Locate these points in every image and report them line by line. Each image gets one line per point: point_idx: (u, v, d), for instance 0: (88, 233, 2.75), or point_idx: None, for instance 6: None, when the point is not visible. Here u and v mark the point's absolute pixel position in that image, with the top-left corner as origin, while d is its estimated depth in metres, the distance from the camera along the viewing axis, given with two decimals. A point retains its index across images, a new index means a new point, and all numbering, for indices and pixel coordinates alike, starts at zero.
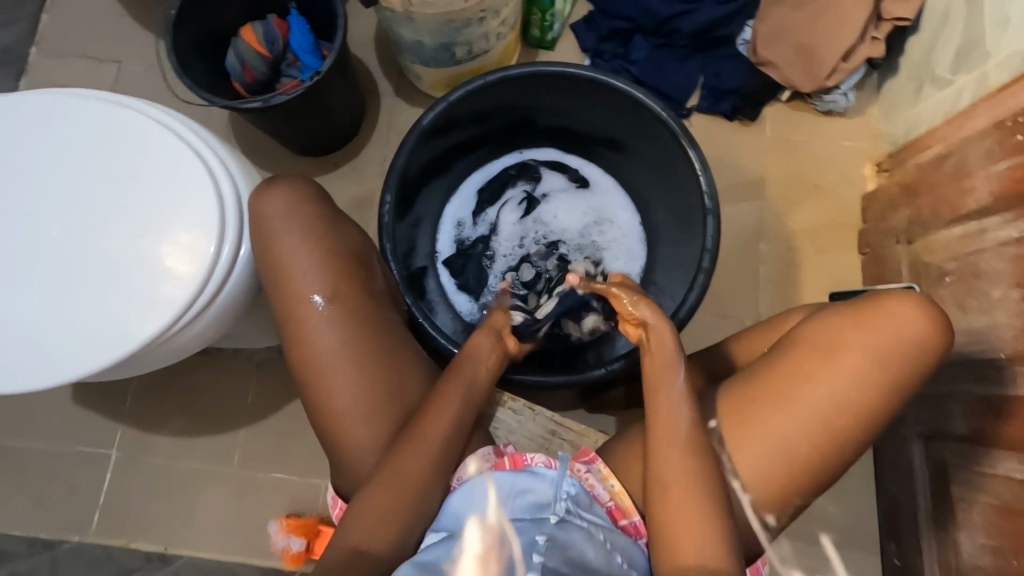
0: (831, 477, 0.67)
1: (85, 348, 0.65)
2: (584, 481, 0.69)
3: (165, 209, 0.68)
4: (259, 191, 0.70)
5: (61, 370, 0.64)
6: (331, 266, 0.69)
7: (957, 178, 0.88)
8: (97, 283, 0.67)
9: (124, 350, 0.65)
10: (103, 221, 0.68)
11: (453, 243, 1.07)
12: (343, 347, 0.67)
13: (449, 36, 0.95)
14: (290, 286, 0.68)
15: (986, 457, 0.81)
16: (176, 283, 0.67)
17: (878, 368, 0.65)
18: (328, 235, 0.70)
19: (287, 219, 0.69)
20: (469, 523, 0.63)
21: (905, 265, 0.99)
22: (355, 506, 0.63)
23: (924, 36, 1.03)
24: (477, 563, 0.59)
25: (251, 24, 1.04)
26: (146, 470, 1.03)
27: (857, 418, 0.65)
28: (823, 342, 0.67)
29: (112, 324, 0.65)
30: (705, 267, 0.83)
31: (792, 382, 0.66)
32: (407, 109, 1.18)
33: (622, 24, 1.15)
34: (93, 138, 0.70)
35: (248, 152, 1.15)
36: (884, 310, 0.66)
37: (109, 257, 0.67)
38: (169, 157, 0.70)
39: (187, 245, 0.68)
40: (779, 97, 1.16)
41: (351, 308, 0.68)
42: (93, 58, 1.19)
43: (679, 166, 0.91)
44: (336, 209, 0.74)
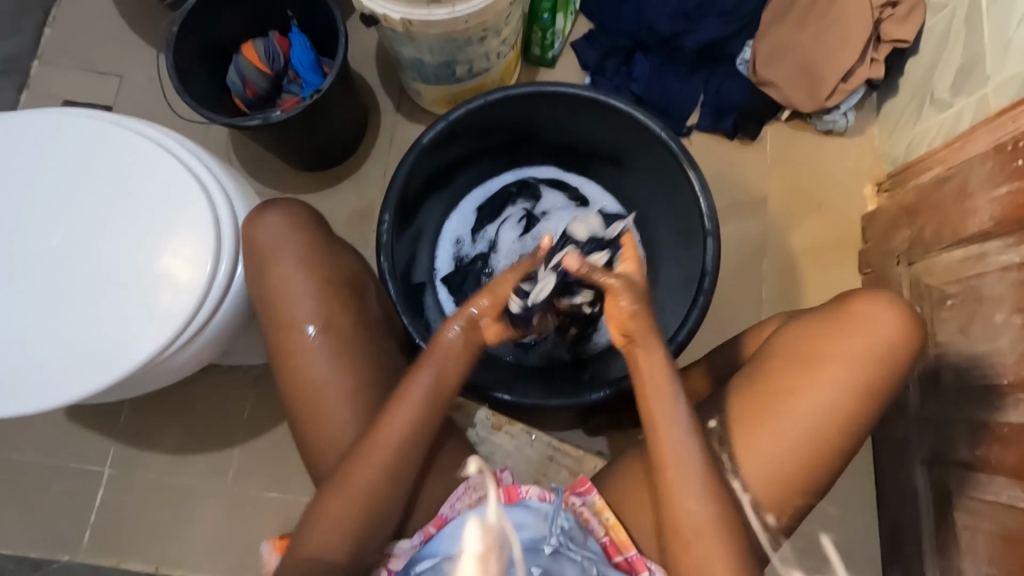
0: (827, 480, 0.68)
1: (74, 373, 0.64)
2: (579, 515, 0.70)
3: (161, 230, 0.68)
4: (254, 216, 0.70)
5: (54, 394, 0.63)
6: (326, 293, 0.69)
7: (958, 201, 0.88)
8: (92, 305, 0.66)
9: (117, 373, 0.64)
10: (100, 242, 0.68)
11: (452, 260, 1.06)
12: (336, 374, 0.67)
13: (449, 55, 0.95)
14: (285, 312, 0.68)
15: (989, 484, 0.79)
16: (171, 305, 0.66)
17: (860, 369, 0.67)
18: (323, 260, 0.70)
19: (278, 243, 0.68)
20: (469, 521, 0.66)
21: (906, 286, 0.98)
22: (315, 515, 0.63)
23: (924, 58, 1.03)
24: (477, 563, 0.63)
25: (253, 40, 1.04)
26: (138, 488, 1.01)
27: (845, 420, 0.67)
28: (804, 347, 0.69)
29: (104, 348, 0.64)
30: (705, 289, 0.82)
31: (778, 388, 0.68)
32: (407, 124, 1.18)
33: (622, 44, 1.15)
34: (89, 159, 0.70)
35: (247, 166, 1.15)
36: (858, 317, 0.69)
37: (105, 278, 0.67)
38: (164, 179, 0.69)
39: (181, 269, 0.67)
40: (779, 116, 1.16)
41: (344, 335, 0.68)
42: (94, 71, 1.19)
43: (681, 188, 0.91)
44: (330, 230, 0.73)
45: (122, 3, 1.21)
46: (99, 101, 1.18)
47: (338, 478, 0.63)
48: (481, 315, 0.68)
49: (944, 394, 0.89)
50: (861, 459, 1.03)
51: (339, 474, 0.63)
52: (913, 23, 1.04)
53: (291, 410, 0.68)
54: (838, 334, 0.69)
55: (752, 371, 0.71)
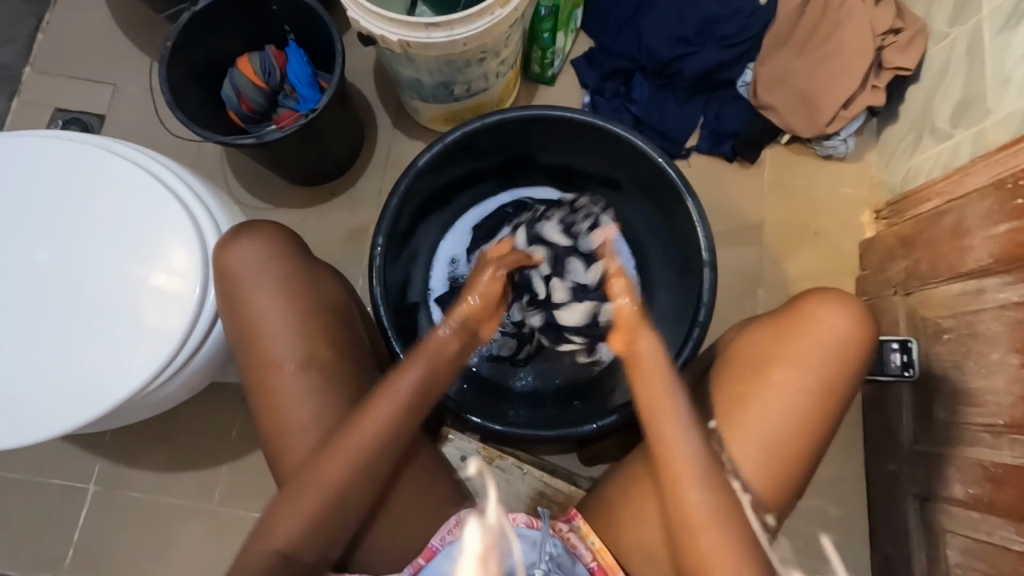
0: (812, 472, 0.70)
1: (60, 405, 0.63)
2: (567, 540, 0.70)
3: (145, 260, 0.67)
4: (223, 244, 0.67)
5: (32, 428, 0.62)
6: (305, 329, 0.67)
7: (956, 235, 0.87)
8: (75, 336, 0.65)
9: (100, 408, 0.63)
10: (81, 270, 0.66)
11: (446, 281, 1.05)
12: (323, 411, 0.66)
13: (447, 76, 0.94)
14: (263, 345, 0.66)
15: (983, 523, 0.78)
16: (155, 338, 0.65)
17: (821, 363, 0.69)
18: (305, 292, 0.68)
19: (259, 272, 0.67)
20: (469, 521, 0.67)
21: (902, 317, 0.98)
22: (274, 518, 0.63)
23: (924, 87, 1.03)
24: (477, 563, 0.64)
25: (249, 54, 1.03)
26: (123, 506, 1.00)
27: (815, 416, 0.69)
28: (765, 352, 0.71)
29: (89, 379, 0.63)
30: (700, 322, 0.82)
31: (749, 396, 0.70)
32: (404, 139, 1.17)
33: (622, 64, 1.14)
34: (75, 184, 0.68)
35: (241, 180, 1.14)
36: (806, 317, 0.71)
37: (87, 309, 0.66)
38: (151, 204, 0.68)
39: (169, 298, 0.66)
40: (779, 140, 1.15)
41: (329, 373, 0.67)
42: (87, 80, 1.17)
43: (680, 219, 0.90)
44: (314, 259, 0.72)
45: (117, 11, 1.20)
46: (92, 110, 1.16)
47: (298, 487, 0.63)
48: (476, 324, 0.71)
49: (938, 429, 0.88)
50: (854, 490, 1.03)
51: (328, 507, 0.63)
52: (914, 52, 1.03)
53: (272, 445, 0.66)
54: (794, 333, 0.71)
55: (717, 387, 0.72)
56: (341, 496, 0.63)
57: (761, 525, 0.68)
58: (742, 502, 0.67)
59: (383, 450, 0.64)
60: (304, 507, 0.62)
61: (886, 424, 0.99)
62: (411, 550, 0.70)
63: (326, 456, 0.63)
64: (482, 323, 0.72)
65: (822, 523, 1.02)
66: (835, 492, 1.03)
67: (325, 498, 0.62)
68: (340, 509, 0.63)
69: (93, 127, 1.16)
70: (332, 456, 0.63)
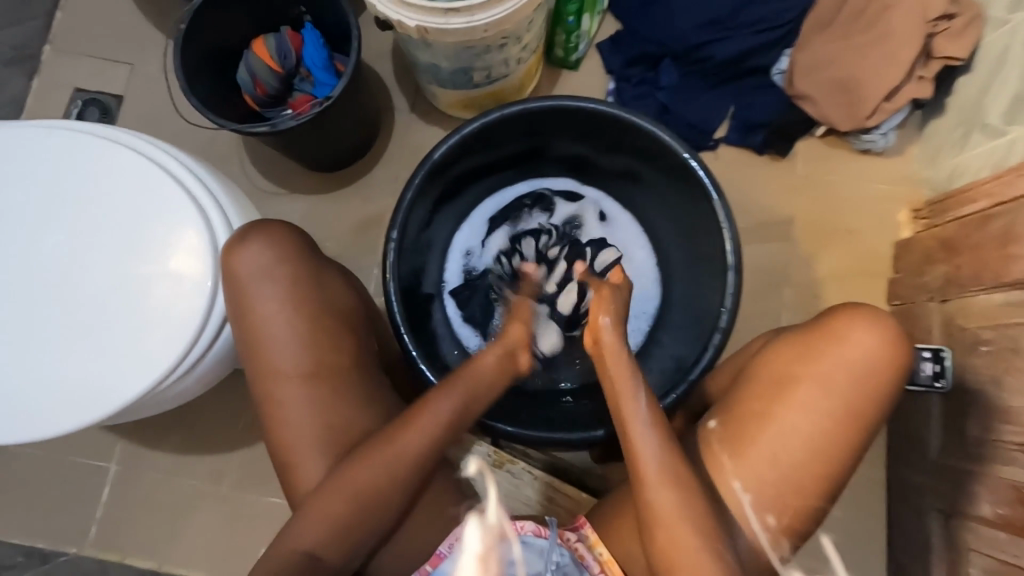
0: (830, 484, 0.67)
1: (85, 399, 0.68)
2: (574, 550, 0.70)
3: (159, 263, 0.71)
4: (230, 247, 0.71)
5: (58, 420, 0.67)
6: (312, 327, 0.71)
7: (1003, 242, 0.82)
8: (95, 334, 0.69)
9: (117, 403, 0.67)
10: (100, 272, 0.70)
11: (461, 273, 1.03)
12: (328, 405, 0.70)
13: (467, 62, 0.90)
14: (270, 352, 0.70)
15: (1010, 546, 0.75)
16: (170, 336, 0.69)
17: (844, 377, 0.67)
18: (313, 292, 0.72)
19: (266, 273, 0.71)
20: (470, 520, 0.65)
21: (936, 324, 0.93)
22: (304, 522, 0.65)
23: (977, 78, 0.96)
24: (477, 563, 0.62)
25: (264, 36, 1.00)
26: (142, 485, 1.02)
27: (837, 438, 0.67)
28: (785, 362, 0.69)
29: (111, 375, 0.68)
30: (721, 327, 0.78)
31: (763, 406, 0.68)
32: (421, 125, 1.13)
33: (651, 48, 1.09)
34: (93, 188, 0.72)
35: (256, 165, 1.13)
36: (836, 337, 0.68)
37: (107, 309, 0.70)
38: (164, 208, 0.71)
39: (182, 298, 0.70)
40: (814, 132, 1.09)
41: (338, 370, 0.71)
42: (104, 59, 1.16)
43: (705, 219, 0.86)
44: (320, 258, 0.75)
45: None
46: (109, 90, 1.15)
47: (329, 490, 0.65)
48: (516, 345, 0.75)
49: (969, 444, 0.84)
50: (873, 500, 1.00)
51: (357, 511, 0.65)
52: (968, 40, 0.95)
53: (284, 439, 0.69)
54: (819, 346, 0.68)
55: (734, 395, 0.71)
56: (372, 499, 0.66)
57: (761, 527, 0.67)
58: (749, 521, 0.67)
59: (420, 458, 0.67)
60: (333, 511, 0.65)
61: (912, 435, 0.95)
62: (426, 553, 0.70)
63: (365, 460, 0.66)
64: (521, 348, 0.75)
65: (839, 532, 0.99)
66: (854, 501, 1.00)
67: (355, 502, 0.65)
68: (371, 513, 0.66)
69: (111, 108, 1.15)
70: (371, 460, 0.66)
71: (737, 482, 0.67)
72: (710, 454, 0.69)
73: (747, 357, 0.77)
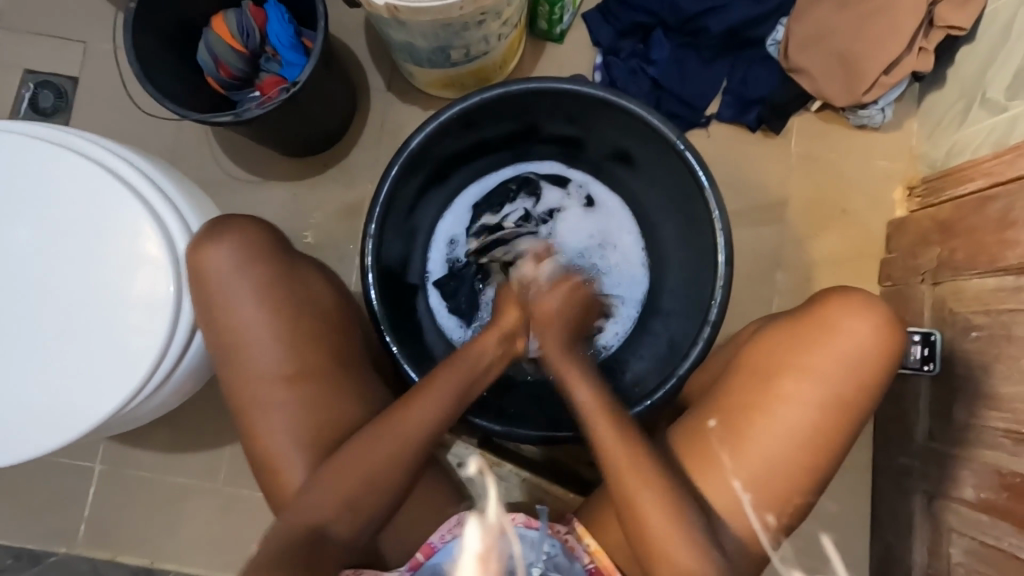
0: (826, 479, 0.67)
1: (57, 418, 0.66)
2: (565, 541, 0.68)
3: (116, 279, 0.68)
4: (199, 244, 0.68)
5: (23, 447, 0.65)
6: (287, 333, 0.68)
7: (1000, 226, 0.80)
8: (54, 356, 0.67)
9: (84, 426, 0.65)
10: (55, 291, 0.68)
11: (445, 263, 0.99)
12: (304, 415, 0.67)
13: (444, 40, 0.85)
14: (246, 356, 0.67)
15: (991, 528, 0.76)
16: (132, 355, 0.67)
17: (836, 370, 0.66)
18: (286, 298, 0.69)
19: (234, 279, 0.67)
20: (469, 520, 0.66)
21: (928, 307, 0.92)
22: (306, 500, 0.63)
23: (980, 50, 0.91)
24: (477, 563, 0.63)
25: (224, 12, 0.93)
26: (129, 484, 1.01)
27: (835, 429, 0.66)
28: (773, 357, 0.68)
29: (81, 393, 0.66)
30: (711, 320, 0.77)
31: (756, 400, 0.67)
32: (399, 105, 1.08)
33: (640, 19, 1.03)
34: (43, 197, 0.68)
35: (225, 150, 1.07)
36: (831, 325, 0.66)
37: (65, 329, 0.67)
38: (119, 215, 0.68)
39: (146, 307, 0.68)
40: (809, 107, 1.05)
41: (319, 379, 0.68)
42: (56, 37, 1.08)
43: (696, 207, 0.83)
44: (293, 258, 0.72)
45: None
46: (63, 72, 1.08)
47: (341, 464, 0.64)
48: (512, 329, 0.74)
49: (956, 427, 0.85)
50: (860, 479, 1.01)
51: (355, 493, 0.64)
52: (972, 9, 0.91)
53: (264, 450, 0.67)
54: (811, 336, 0.67)
55: (721, 390, 0.70)
56: (381, 476, 0.65)
57: (762, 526, 0.66)
58: (752, 519, 0.66)
59: (429, 434, 0.67)
60: (342, 486, 0.64)
61: (901, 417, 0.96)
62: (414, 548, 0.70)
63: (373, 439, 0.65)
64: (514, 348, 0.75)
65: (826, 512, 1.01)
66: (840, 481, 1.01)
67: (355, 483, 0.64)
68: (365, 496, 0.65)
69: (66, 91, 1.08)
70: (381, 438, 0.65)
71: (737, 481, 0.66)
72: (709, 452, 0.67)
73: (736, 349, 0.75)
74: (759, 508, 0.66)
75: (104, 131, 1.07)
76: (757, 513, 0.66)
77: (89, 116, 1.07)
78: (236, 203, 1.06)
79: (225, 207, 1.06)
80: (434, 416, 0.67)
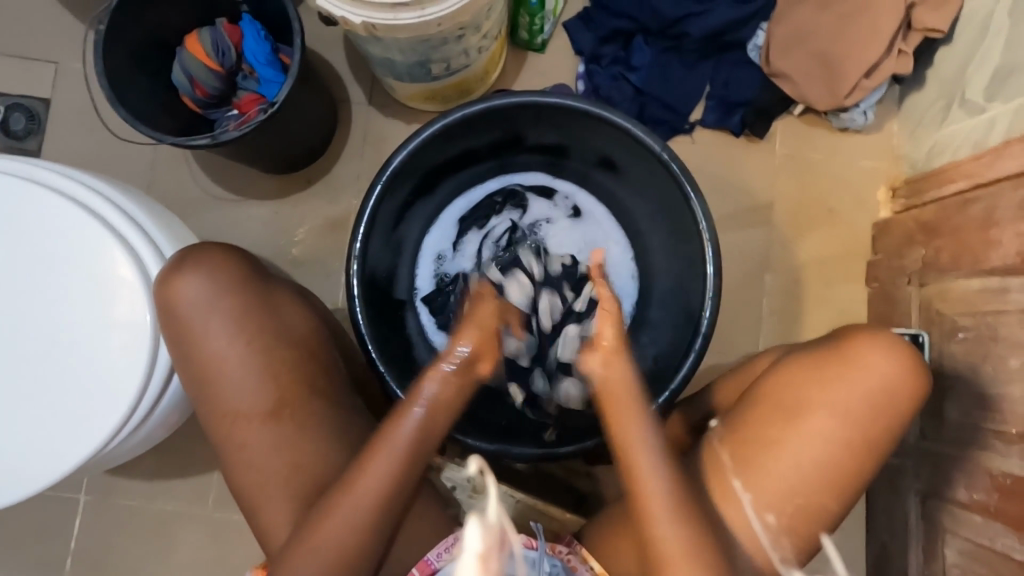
0: (837, 483, 0.65)
1: (37, 461, 0.65)
2: (566, 562, 0.67)
3: (92, 317, 0.67)
4: (168, 276, 0.66)
5: (4, 492, 0.65)
6: (267, 365, 0.67)
7: (983, 227, 0.81)
8: (33, 399, 0.66)
9: (66, 466, 0.65)
10: (30, 332, 0.67)
11: (433, 279, 0.97)
12: (284, 450, 0.66)
13: (423, 54, 0.83)
14: (223, 394, 0.66)
15: (985, 529, 0.76)
16: (112, 396, 0.66)
17: (855, 404, 0.65)
18: (269, 328, 0.68)
19: (211, 310, 0.66)
20: (469, 519, 0.56)
21: (915, 308, 0.93)
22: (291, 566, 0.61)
23: (958, 50, 0.92)
24: (478, 565, 0.55)
25: (198, 30, 0.91)
26: (117, 513, 0.99)
27: (855, 457, 0.65)
28: (796, 387, 0.67)
29: (60, 435, 0.65)
30: (703, 331, 0.76)
31: (771, 427, 0.67)
32: (381, 119, 1.06)
33: (620, 26, 1.02)
34: (14, 235, 0.67)
35: (202, 169, 1.05)
36: (855, 361, 0.66)
37: (43, 370, 0.66)
38: (94, 249, 0.67)
39: (123, 342, 0.67)
40: (792, 110, 1.05)
41: (301, 413, 0.67)
42: (25, 58, 1.05)
43: (683, 218, 0.82)
44: (272, 285, 0.71)
45: None
46: (34, 93, 1.05)
47: (313, 532, 0.62)
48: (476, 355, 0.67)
49: (947, 428, 0.85)
50: None
51: (341, 555, 0.62)
52: (950, 9, 0.91)
53: (250, 484, 0.66)
54: (834, 370, 0.66)
55: (735, 413, 0.70)
56: (351, 537, 0.62)
57: (761, 526, 0.66)
58: (755, 527, 0.66)
59: (390, 492, 0.63)
60: (317, 553, 0.61)
61: None
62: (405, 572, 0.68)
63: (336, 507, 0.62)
64: (482, 357, 0.67)
65: None
66: None
67: (342, 544, 0.62)
68: (351, 555, 0.62)
69: (38, 113, 1.05)
70: (343, 505, 0.62)
71: (737, 481, 0.66)
72: (710, 456, 0.68)
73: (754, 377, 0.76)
74: (761, 514, 0.65)
75: (78, 154, 1.04)
76: (756, 515, 0.65)
77: (61, 138, 1.05)
78: (217, 223, 1.04)
79: (207, 227, 1.04)
80: (404, 470, 0.64)
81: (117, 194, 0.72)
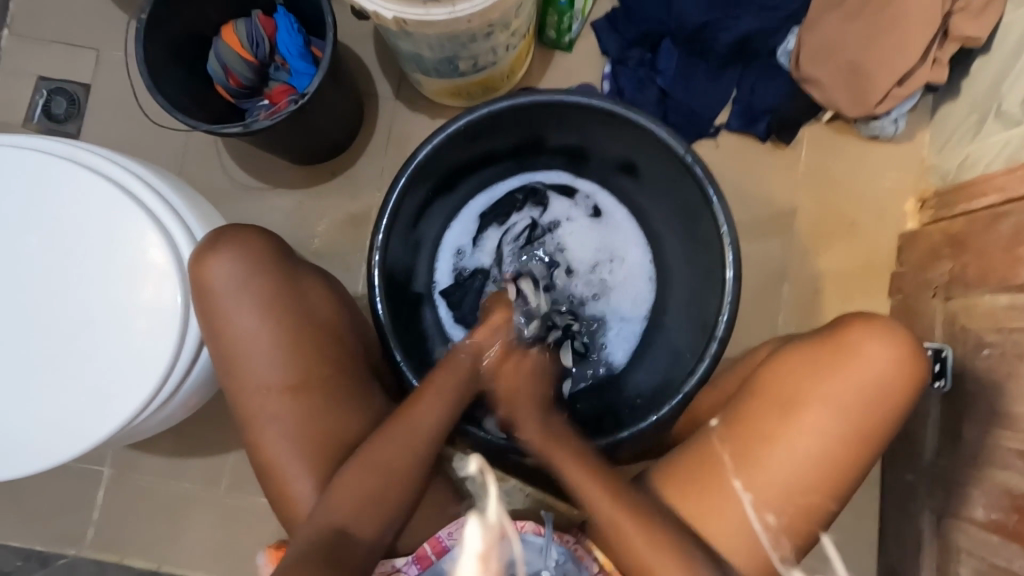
0: (842, 486, 0.65)
1: (68, 430, 0.68)
2: (572, 551, 0.68)
3: (124, 295, 0.69)
4: (203, 254, 0.68)
5: (34, 461, 0.68)
6: (288, 347, 0.68)
7: (1011, 244, 0.79)
8: (66, 372, 0.69)
9: (95, 438, 0.68)
10: (65, 306, 0.70)
11: (452, 273, 0.98)
12: (303, 432, 0.68)
13: (451, 51, 0.84)
14: (248, 371, 0.68)
15: (1003, 550, 0.74)
16: (141, 372, 0.68)
17: (852, 395, 0.65)
18: (290, 313, 0.69)
19: (238, 290, 0.68)
20: (469, 520, 0.64)
21: (938, 322, 0.91)
22: (331, 502, 0.64)
23: (995, 62, 0.90)
24: (478, 563, 0.61)
25: (234, 22, 0.94)
26: (138, 488, 1.02)
27: (852, 455, 0.65)
28: (793, 380, 0.67)
29: (90, 407, 0.68)
30: (718, 337, 0.75)
31: (766, 420, 0.66)
32: (407, 113, 1.08)
33: (648, 28, 1.02)
34: (54, 213, 0.70)
35: (233, 156, 1.08)
36: (853, 352, 0.65)
37: (77, 344, 0.69)
38: (130, 229, 0.70)
39: (153, 319, 0.69)
40: (820, 117, 1.04)
41: (319, 396, 0.69)
42: (69, 45, 1.09)
43: (703, 222, 0.81)
44: (300, 268, 0.72)
45: None
46: (76, 79, 1.09)
47: (359, 464, 0.65)
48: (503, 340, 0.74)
49: (966, 446, 0.83)
50: (869, 495, 1.00)
51: (377, 485, 0.65)
52: (988, 20, 0.89)
53: (267, 467, 0.68)
54: (834, 363, 0.66)
55: (735, 409, 0.69)
56: (397, 475, 0.66)
57: (762, 526, 0.65)
58: (755, 527, 0.65)
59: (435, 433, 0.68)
60: (362, 487, 0.64)
61: (911, 433, 0.95)
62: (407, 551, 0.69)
63: (385, 438, 0.66)
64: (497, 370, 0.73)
65: (841, 528, 1.00)
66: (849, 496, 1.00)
67: (381, 477, 0.65)
68: (391, 488, 0.65)
69: (79, 98, 1.09)
70: (391, 437, 0.66)
71: (738, 481, 0.65)
72: (710, 453, 0.67)
73: (753, 366, 0.75)
74: (760, 511, 0.65)
75: (115, 138, 1.08)
76: (757, 514, 0.65)
77: (101, 124, 1.08)
78: (244, 211, 1.07)
79: (233, 215, 1.07)
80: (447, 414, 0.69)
81: (152, 177, 0.74)
